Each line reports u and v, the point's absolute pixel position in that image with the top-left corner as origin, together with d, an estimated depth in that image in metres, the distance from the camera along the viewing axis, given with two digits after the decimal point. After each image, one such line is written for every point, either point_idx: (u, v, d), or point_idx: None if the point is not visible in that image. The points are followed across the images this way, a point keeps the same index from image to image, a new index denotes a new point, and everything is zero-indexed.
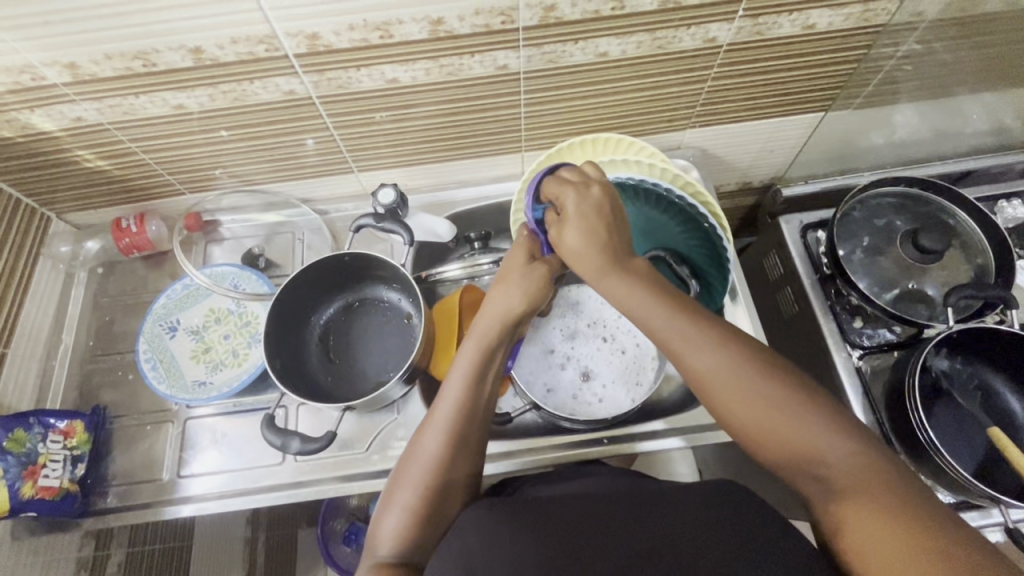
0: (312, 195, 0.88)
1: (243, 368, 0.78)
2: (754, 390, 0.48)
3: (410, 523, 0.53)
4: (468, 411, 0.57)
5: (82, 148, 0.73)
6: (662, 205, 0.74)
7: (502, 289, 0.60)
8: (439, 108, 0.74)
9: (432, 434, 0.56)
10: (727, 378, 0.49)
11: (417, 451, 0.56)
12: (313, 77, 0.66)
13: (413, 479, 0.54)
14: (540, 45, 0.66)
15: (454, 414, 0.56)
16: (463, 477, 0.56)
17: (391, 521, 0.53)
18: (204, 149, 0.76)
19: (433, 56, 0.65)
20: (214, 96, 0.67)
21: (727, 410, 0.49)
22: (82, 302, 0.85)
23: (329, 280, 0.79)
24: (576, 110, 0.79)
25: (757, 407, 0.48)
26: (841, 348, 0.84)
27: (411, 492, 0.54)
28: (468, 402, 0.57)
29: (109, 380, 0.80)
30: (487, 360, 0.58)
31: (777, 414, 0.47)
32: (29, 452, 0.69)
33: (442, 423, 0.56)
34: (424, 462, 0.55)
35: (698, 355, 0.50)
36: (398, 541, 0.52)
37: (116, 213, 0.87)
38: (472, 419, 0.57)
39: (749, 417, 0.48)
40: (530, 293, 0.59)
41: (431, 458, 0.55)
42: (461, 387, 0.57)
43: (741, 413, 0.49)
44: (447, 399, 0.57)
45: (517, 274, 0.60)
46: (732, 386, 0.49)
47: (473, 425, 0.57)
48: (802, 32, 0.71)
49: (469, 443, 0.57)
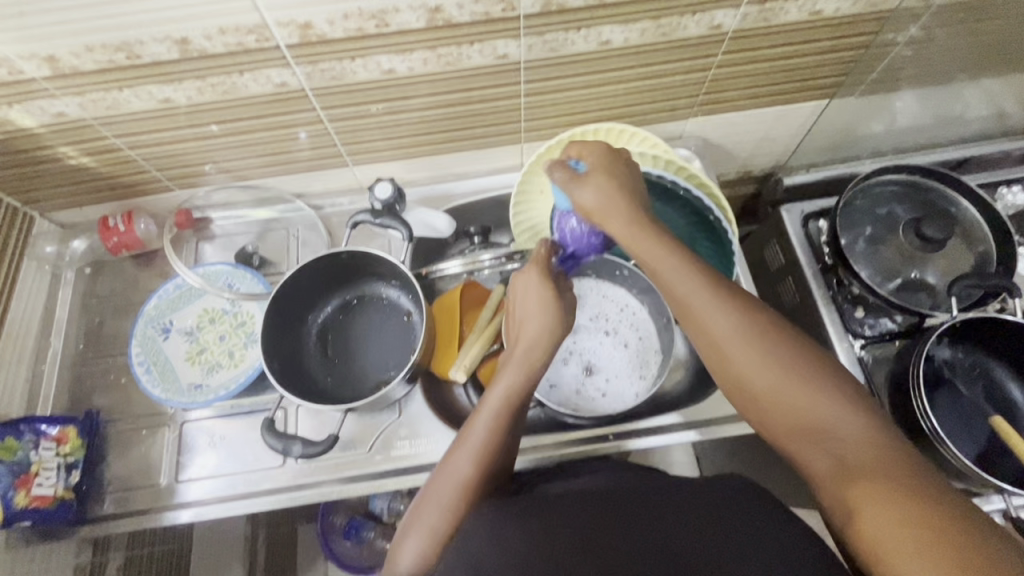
0: (306, 190, 0.86)
1: (240, 370, 0.76)
2: (760, 361, 0.49)
3: (434, 544, 0.52)
4: (503, 432, 0.57)
5: (66, 145, 0.70)
6: (667, 198, 0.73)
7: (536, 314, 0.60)
8: (437, 100, 0.72)
9: (463, 454, 0.56)
10: (740, 346, 0.49)
11: (447, 469, 0.56)
12: (306, 68, 0.63)
13: (442, 497, 0.54)
14: (541, 34, 0.64)
15: (486, 440, 0.57)
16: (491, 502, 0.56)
17: (414, 543, 0.53)
18: (193, 144, 0.73)
19: (431, 45, 0.63)
20: (202, 89, 0.64)
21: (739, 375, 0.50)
22: (71, 303, 0.82)
23: (327, 279, 0.77)
24: (576, 100, 0.77)
25: (760, 372, 0.49)
26: (843, 338, 0.84)
27: (438, 515, 0.53)
28: (502, 431, 0.57)
29: (102, 384, 0.78)
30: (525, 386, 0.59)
31: (784, 382, 0.48)
32: (21, 461, 0.67)
33: (474, 444, 0.57)
34: (454, 483, 0.55)
35: (723, 349, 0.50)
36: (423, 561, 0.52)
37: (102, 212, 0.84)
38: (501, 441, 0.57)
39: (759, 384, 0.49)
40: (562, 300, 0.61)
41: (460, 482, 0.55)
42: (495, 411, 0.58)
43: (754, 380, 0.49)
44: (480, 420, 0.58)
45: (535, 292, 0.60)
46: (753, 365, 0.49)
47: (502, 447, 0.58)
48: (808, 18, 0.69)
49: (494, 469, 0.57)
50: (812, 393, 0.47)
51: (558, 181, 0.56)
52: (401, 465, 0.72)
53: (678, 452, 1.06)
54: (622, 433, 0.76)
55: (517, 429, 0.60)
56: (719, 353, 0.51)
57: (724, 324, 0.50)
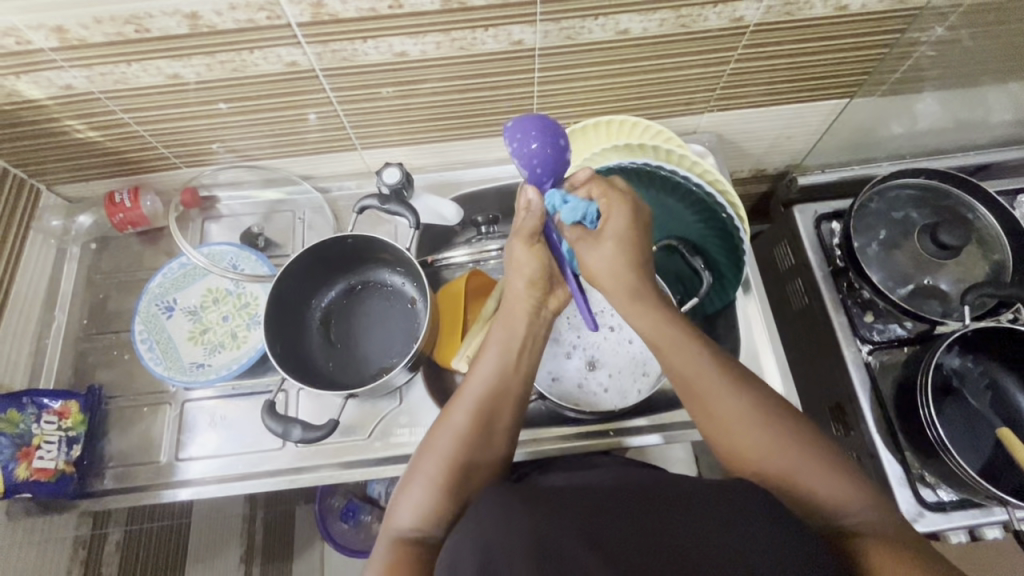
0: (313, 173, 0.85)
1: (242, 351, 0.76)
2: (741, 413, 0.53)
3: (432, 493, 0.53)
4: (501, 385, 0.59)
5: (73, 119, 0.69)
6: (679, 193, 0.71)
7: (522, 281, 0.61)
8: (449, 85, 0.71)
9: (460, 405, 0.58)
10: (720, 394, 0.54)
11: (445, 421, 0.58)
12: (317, 48, 0.62)
13: (440, 448, 0.56)
14: (558, 21, 0.62)
15: (483, 393, 0.58)
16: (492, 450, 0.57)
17: (415, 493, 0.53)
18: (201, 122, 0.72)
19: (445, 29, 0.62)
20: (211, 66, 0.63)
21: (720, 425, 0.54)
22: (76, 278, 0.82)
23: (332, 262, 0.76)
24: (590, 90, 0.75)
25: (745, 426, 0.53)
26: (851, 342, 0.83)
27: (435, 464, 0.55)
28: (497, 386, 0.59)
29: (104, 361, 0.78)
30: (517, 344, 0.61)
31: (771, 440, 0.52)
32: (23, 433, 0.67)
33: (471, 394, 0.58)
34: (451, 434, 0.56)
35: (716, 412, 0.54)
36: (421, 513, 0.52)
37: (109, 187, 0.83)
38: (500, 398, 0.59)
39: (738, 437, 0.53)
40: (546, 266, 0.61)
41: (458, 433, 0.56)
42: (493, 363, 0.60)
43: (732, 433, 0.53)
44: (479, 373, 0.60)
45: (525, 259, 0.61)
46: (731, 411, 0.53)
47: (501, 404, 0.59)
48: (833, 14, 0.67)
49: (494, 424, 0.58)
50: (795, 447, 0.51)
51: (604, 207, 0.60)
52: (400, 453, 0.71)
53: (678, 449, 1.05)
54: (623, 430, 0.75)
55: (519, 391, 0.60)
56: (699, 400, 0.55)
57: (705, 371, 0.56)
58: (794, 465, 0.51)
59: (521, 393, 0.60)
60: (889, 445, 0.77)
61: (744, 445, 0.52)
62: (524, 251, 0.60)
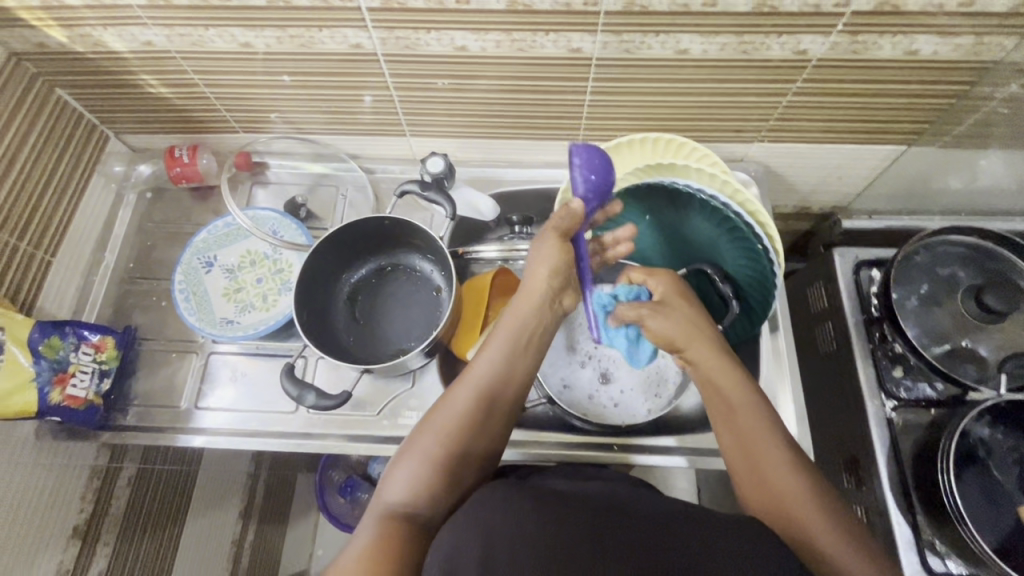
0: (361, 153, 0.88)
1: (270, 314, 0.79)
2: (769, 442, 0.54)
3: (426, 472, 0.54)
4: (505, 373, 0.60)
5: (148, 74, 0.74)
6: (717, 218, 0.71)
7: (543, 269, 0.61)
8: (503, 84, 0.72)
9: (464, 386, 0.58)
10: (751, 419, 0.56)
11: (446, 401, 0.58)
12: (382, 33, 0.64)
13: (439, 426, 0.56)
14: (619, 33, 0.63)
15: (487, 378, 0.59)
16: (489, 434, 0.58)
17: (408, 469, 0.54)
18: (264, 91, 0.76)
19: (507, 29, 0.63)
20: (281, 39, 0.66)
21: (742, 448, 0.55)
22: (128, 223, 0.86)
23: (366, 241, 0.78)
24: (640, 106, 0.75)
25: (769, 456, 0.54)
26: (875, 396, 0.80)
27: (432, 442, 0.55)
28: (500, 376, 0.59)
29: (144, 304, 0.82)
30: (528, 332, 0.61)
31: (788, 480, 0.52)
32: (61, 360, 0.70)
33: (476, 377, 0.59)
34: (451, 414, 0.57)
35: (744, 433, 0.56)
36: (413, 490, 0.53)
37: (170, 142, 0.87)
38: (502, 385, 0.59)
39: (760, 463, 0.54)
40: (569, 264, 0.62)
41: (455, 416, 0.57)
42: (500, 349, 0.60)
43: (754, 458, 0.54)
44: (486, 357, 0.60)
45: (549, 251, 0.61)
46: (762, 438, 0.55)
47: (503, 391, 0.59)
48: (901, 58, 0.66)
49: (492, 410, 0.58)
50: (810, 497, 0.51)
51: (652, 285, 0.65)
52: (405, 434, 0.73)
53: (680, 477, 1.04)
54: (627, 446, 0.75)
55: (522, 381, 0.61)
56: (729, 416, 0.57)
57: (741, 394, 0.58)
58: (806, 511, 0.50)
59: (523, 383, 0.61)
60: (902, 505, 0.75)
61: (763, 473, 0.53)
62: (551, 243, 0.61)
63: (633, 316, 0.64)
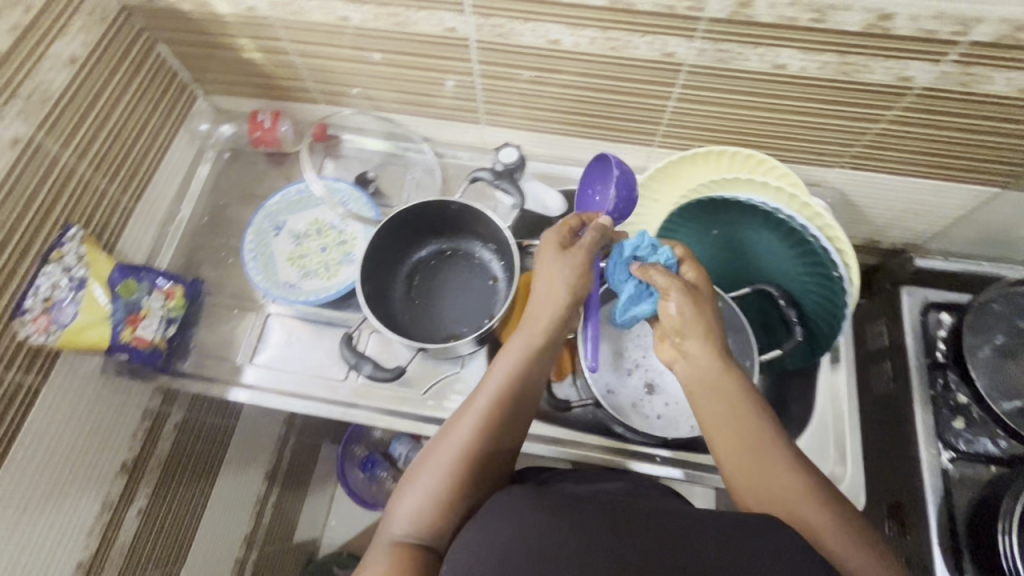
0: (434, 136, 0.89)
1: (331, 283, 0.81)
2: (754, 431, 0.56)
3: (431, 505, 0.54)
4: (509, 401, 0.59)
5: (246, 38, 0.76)
6: (794, 241, 0.71)
7: (546, 289, 0.62)
8: (588, 82, 0.72)
9: (467, 417, 0.58)
10: (735, 412, 0.57)
11: (450, 432, 0.58)
12: (478, 19, 0.65)
13: (443, 458, 0.56)
14: (717, 42, 0.62)
15: (489, 407, 0.58)
16: (494, 462, 0.57)
17: (413, 502, 0.55)
18: (352, 65, 0.77)
19: (603, 27, 0.63)
20: (379, 16, 0.67)
21: (729, 441, 0.56)
22: (205, 180, 0.90)
23: (432, 223, 0.80)
24: (723, 118, 0.74)
25: (756, 444, 0.55)
26: (931, 444, 0.77)
27: (436, 475, 0.55)
28: (504, 404, 0.58)
29: (212, 259, 0.85)
30: (532, 357, 0.61)
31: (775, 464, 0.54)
32: (135, 301, 0.73)
33: (479, 407, 0.58)
34: (454, 446, 0.57)
35: (732, 427, 0.57)
36: (418, 523, 0.54)
37: (254, 106, 0.90)
38: (507, 413, 0.58)
39: (747, 452, 0.55)
40: (575, 281, 0.62)
41: (459, 446, 0.56)
42: (503, 378, 0.59)
43: (738, 447, 0.56)
44: (488, 386, 0.59)
45: (554, 269, 0.63)
46: (746, 427, 0.56)
47: (508, 418, 0.58)
48: (1011, 96, 0.63)
49: (496, 437, 0.58)
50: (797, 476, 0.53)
51: (688, 274, 0.63)
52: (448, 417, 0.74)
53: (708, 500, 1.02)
54: (670, 459, 0.74)
55: (526, 406, 0.60)
56: (713, 410, 0.58)
57: (727, 387, 0.58)
58: (794, 492, 0.52)
59: (527, 408, 0.60)
60: (949, 561, 0.72)
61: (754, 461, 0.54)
62: (552, 263, 0.63)
63: (663, 281, 0.60)
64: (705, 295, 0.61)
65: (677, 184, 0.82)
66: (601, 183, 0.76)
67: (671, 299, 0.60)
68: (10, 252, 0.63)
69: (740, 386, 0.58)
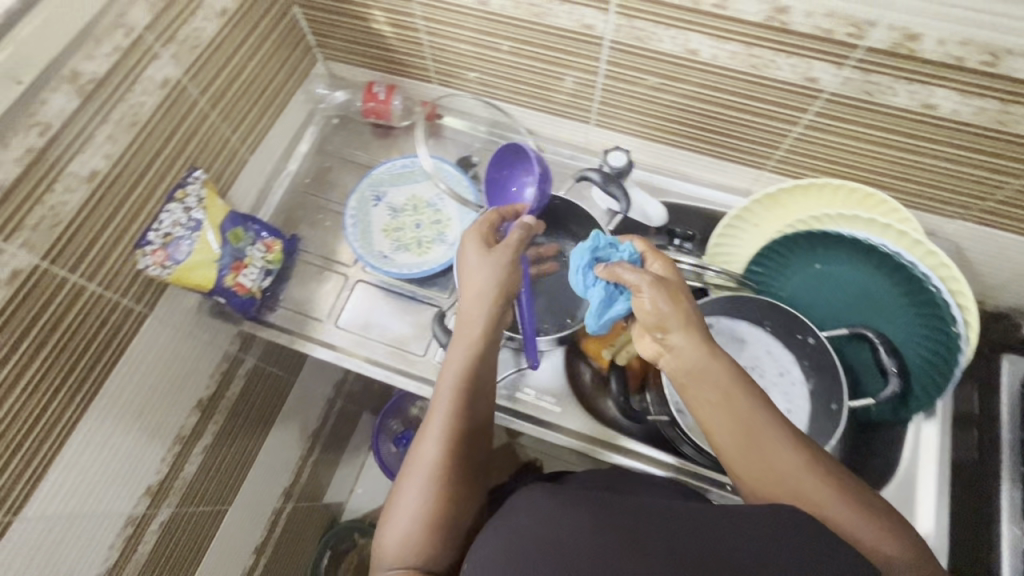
0: (538, 130, 0.89)
1: (421, 259, 0.82)
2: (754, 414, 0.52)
3: (420, 526, 0.52)
4: (467, 409, 0.57)
5: (379, 10, 0.78)
6: (905, 286, 0.70)
7: (479, 294, 0.60)
8: (714, 96, 0.70)
9: (431, 434, 0.56)
10: (732, 396, 0.53)
11: (417, 454, 0.56)
12: (620, 19, 0.64)
13: (418, 480, 0.54)
14: (868, 72, 0.59)
15: (449, 419, 0.56)
16: (468, 468, 0.56)
17: (400, 527, 0.52)
18: (476, 49, 0.78)
19: (750, 42, 0.61)
20: (519, 4, 0.68)
21: (728, 429, 0.53)
22: (312, 142, 0.92)
23: (528, 213, 0.80)
24: (848, 152, 0.71)
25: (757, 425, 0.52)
26: (1016, 524, 0.72)
27: (415, 497, 0.53)
28: (462, 413, 0.57)
29: (309, 219, 0.88)
30: (480, 361, 0.59)
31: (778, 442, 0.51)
32: (240, 249, 0.75)
33: (439, 421, 0.56)
34: (426, 463, 0.54)
35: (730, 415, 0.53)
36: (409, 548, 0.51)
37: (369, 77, 0.92)
38: (469, 420, 0.57)
39: (751, 434, 0.51)
40: (502, 280, 0.61)
41: (430, 464, 0.54)
42: (452, 389, 0.57)
43: (739, 429, 0.52)
44: (440, 401, 0.57)
45: (482, 275, 0.61)
46: (745, 411, 0.52)
47: (470, 423, 0.57)
48: None
49: (466, 444, 0.56)
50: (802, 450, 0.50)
51: (654, 266, 0.60)
52: (521, 409, 0.76)
53: None
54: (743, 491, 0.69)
55: (482, 406, 0.59)
56: (707, 395, 0.53)
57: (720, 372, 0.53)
58: (800, 470, 0.50)
59: (484, 409, 0.59)
60: None
61: (755, 441, 0.51)
62: (480, 269, 0.61)
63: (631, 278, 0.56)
64: (677, 286, 0.57)
65: (781, 214, 0.78)
66: (520, 174, 0.79)
67: (644, 295, 0.55)
68: (142, 186, 0.67)
69: (727, 365, 0.53)
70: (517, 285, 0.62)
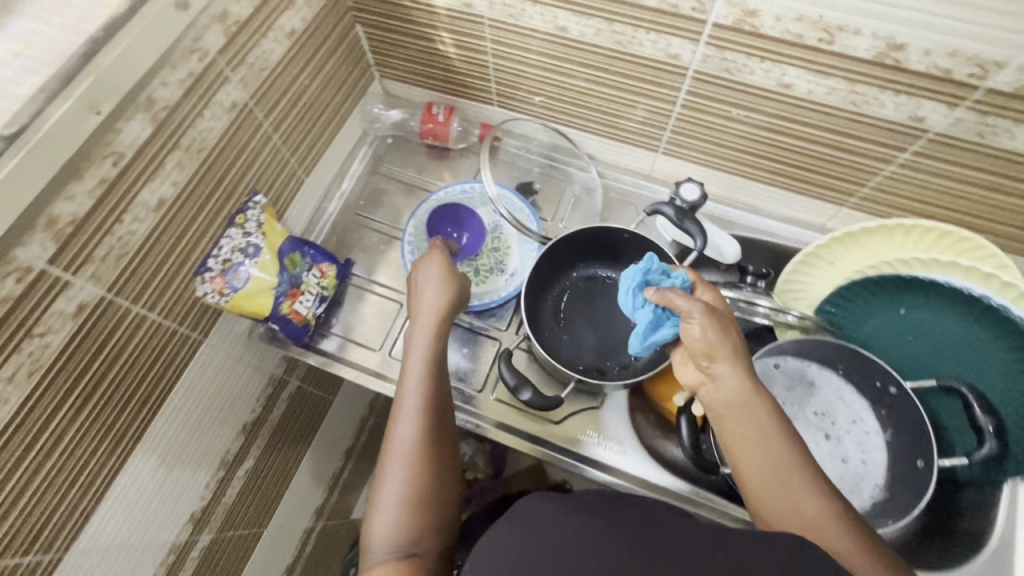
0: (600, 156, 0.86)
1: (479, 289, 0.80)
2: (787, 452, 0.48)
3: (405, 512, 0.50)
4: (437, 395, 0.57)
5: (447, 32, 0.75)
6: (1007, 339, 0.64)
7: (435, 293, 0.63)
8: (802, 131, 0.66)
9: (405, 420, 0.55)
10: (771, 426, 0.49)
11: (393, 442, 0.54)
12: (710, 50, 0.61)
13: (398, 468, 0.52)
14: (984, 114, 0.55)
15: (421, 406, 0.56)
16: (447, 457, 0.55)
17: (387, 514, 0.50)
18: (545, 74, 0.75)
19: (854, 79, 0.57)
20: (601, 31, 0.64)
21: (760, 460, 0.48)
22: (365, 162, 0.90)
23: (592, 246, 0.77)
24: (944, 193, 0.67)
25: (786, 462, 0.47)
26: None
27: (398, 485, 0.51)
28: (433, 399, 0.57)
29: (362, 243, 0.85)
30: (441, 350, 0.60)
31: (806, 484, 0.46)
32: (297, 275, 0.73)
33: (411, 408, 0.55)
34: (404, 449, 0.53)
35: (762, 447, 0.48)
36: (397, 535, 0.49)
37: (427, 98, 0.90)
38: (440, 408, 0.57)
39: (780, 470, 0.47)
40: (455, 283, 0.65)
41: (408, 451, 0.53)
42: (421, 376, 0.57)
43: (771, 466, 0.47)
44: (410, 388, 0.57)
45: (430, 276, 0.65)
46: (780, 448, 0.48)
47: (441, 410, 0.57)
48: None
49: (441, 431, 0.56)
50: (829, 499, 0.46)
51: (705, 297, 0.57)
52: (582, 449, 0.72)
53: None
54: None
55: (447, 394, 0.59)
56: (742, 421, 0.49)
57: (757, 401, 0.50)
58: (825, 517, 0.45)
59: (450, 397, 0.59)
60: None
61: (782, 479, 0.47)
62: (433, 274, 0.65)
63: (683, 306, 0.53)
64: (726, 315, 0.54)
65: (861, 253, 0.73)
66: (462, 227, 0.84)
67: (694, 324, 0.52)
68: (205, 212, 0.64)
69: (771, 406, 0.50)
70: (464, 290, 0.66)
